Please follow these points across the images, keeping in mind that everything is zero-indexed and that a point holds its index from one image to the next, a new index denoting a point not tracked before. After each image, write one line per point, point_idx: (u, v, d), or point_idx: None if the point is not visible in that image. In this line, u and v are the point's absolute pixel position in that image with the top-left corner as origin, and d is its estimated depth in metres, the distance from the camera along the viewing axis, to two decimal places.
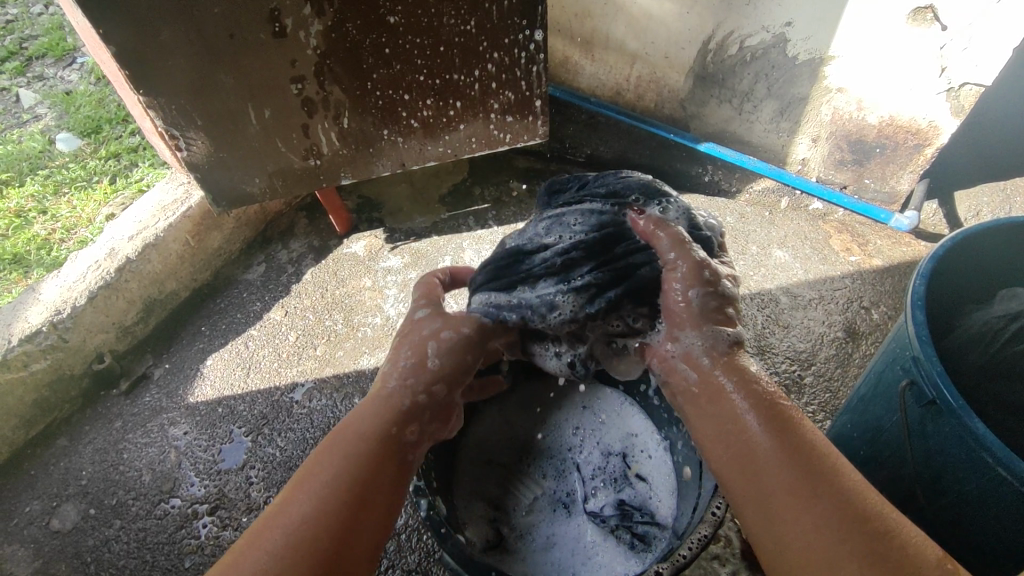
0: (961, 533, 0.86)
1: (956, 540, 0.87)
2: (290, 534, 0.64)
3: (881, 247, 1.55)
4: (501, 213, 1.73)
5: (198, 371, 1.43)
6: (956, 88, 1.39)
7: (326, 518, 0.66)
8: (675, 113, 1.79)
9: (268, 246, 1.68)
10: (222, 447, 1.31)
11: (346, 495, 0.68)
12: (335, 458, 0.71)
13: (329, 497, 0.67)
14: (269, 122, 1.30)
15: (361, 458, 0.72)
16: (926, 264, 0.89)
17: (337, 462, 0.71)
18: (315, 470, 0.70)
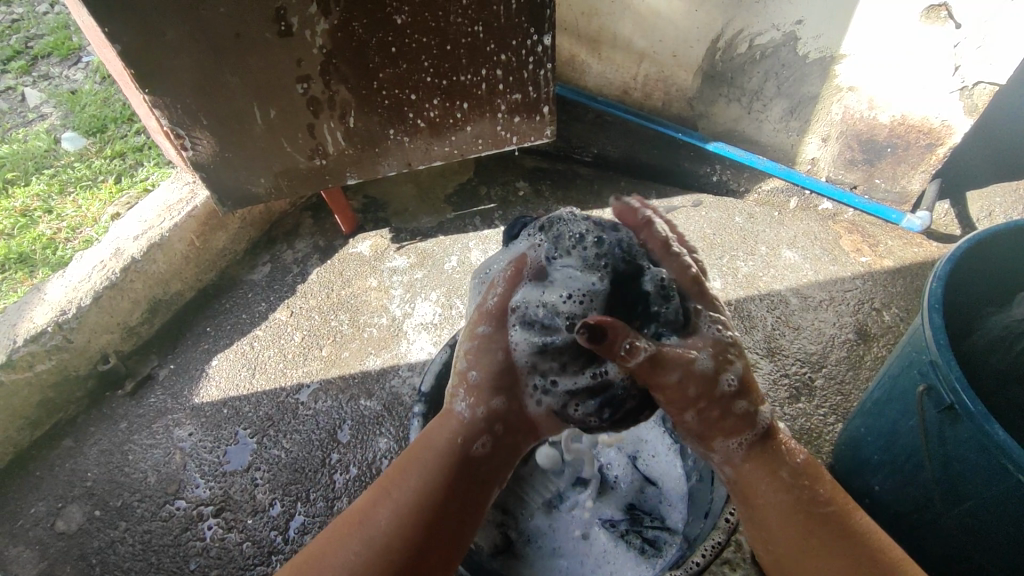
0: (978, 539, 0.84)
1: (974, 547, 0.86)
2: (367, 546, 0.66)
3: (893, 248, 1.53)
4: (508, 213, 1.71)
5: (204, 373, 1.43)
6: (969, 87, 1.38)
7: (397, 546, 0.67)
8: (683, 112, 1.78)
9: (273, 245, 1.67)
10: (227, 448, 1.30)
11: (417, 523, 0.68)
12: (405, 483, 0.71)
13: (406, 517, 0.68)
14: (275, 122, 1.29)
15: (431, 482, 0.71)
16: (944, 266, 0.87)
17: (408, 488, 0.70)
18: (393, 489, 0.71)
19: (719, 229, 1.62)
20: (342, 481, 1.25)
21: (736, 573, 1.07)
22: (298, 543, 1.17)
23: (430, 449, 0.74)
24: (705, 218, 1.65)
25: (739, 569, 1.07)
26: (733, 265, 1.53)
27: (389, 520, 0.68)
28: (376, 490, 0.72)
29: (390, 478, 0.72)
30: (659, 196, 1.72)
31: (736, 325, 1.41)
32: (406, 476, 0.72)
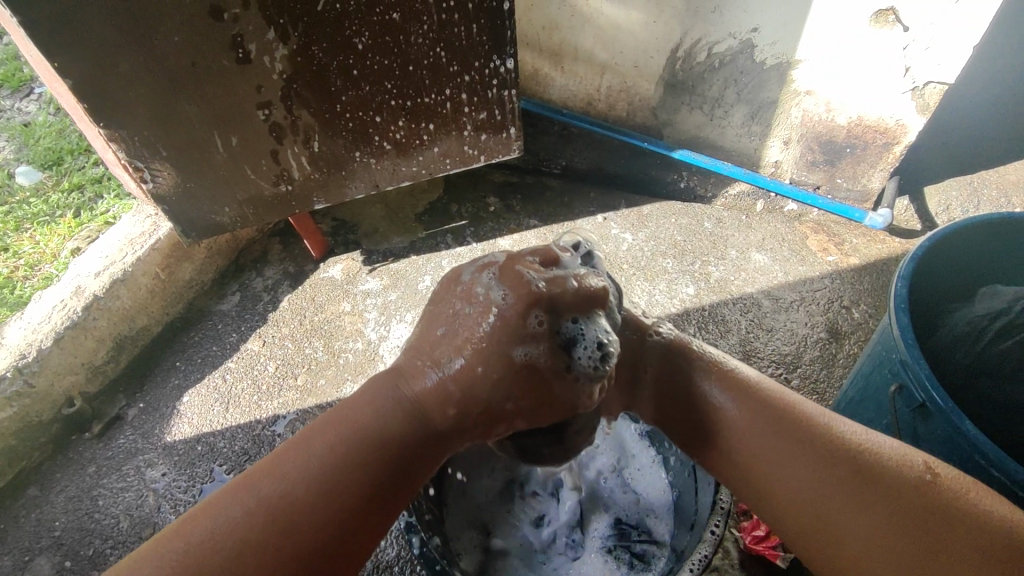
0: None
1: None
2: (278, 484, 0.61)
3: (858, 245, 1.56)
4: (480, 229, 1.70)
5: (174, 410, 1.38)
6: (920, 87, 1.42)
7: (293, 506, 0.60)
8: (648, 121, 1.80)
9: (242, 274, 1.64)
10: (203, 486, 1.26)
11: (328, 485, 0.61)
12: (319, 448, 0.63)
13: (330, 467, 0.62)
14: (237, 150, 1.27)
15: (348, 457, 0.62)
16: (908, 265, 0.89)
17: (318, 453, 0.62)
18: (316, 438, 0.64)
19: (689, 235, 1.63)
20: None
21: None
22: None
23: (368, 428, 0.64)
24: (676, 225, 1.66)
25: None
26: (704, 270, 1.55)
27: (295, 480, 0.61)
28: (294, 449, 0.64)
29: (305, 442, 0.64)
30: (629, 205, 1.74)
31: (712, 331, 1.42)
32: (328, 444, 0.63)
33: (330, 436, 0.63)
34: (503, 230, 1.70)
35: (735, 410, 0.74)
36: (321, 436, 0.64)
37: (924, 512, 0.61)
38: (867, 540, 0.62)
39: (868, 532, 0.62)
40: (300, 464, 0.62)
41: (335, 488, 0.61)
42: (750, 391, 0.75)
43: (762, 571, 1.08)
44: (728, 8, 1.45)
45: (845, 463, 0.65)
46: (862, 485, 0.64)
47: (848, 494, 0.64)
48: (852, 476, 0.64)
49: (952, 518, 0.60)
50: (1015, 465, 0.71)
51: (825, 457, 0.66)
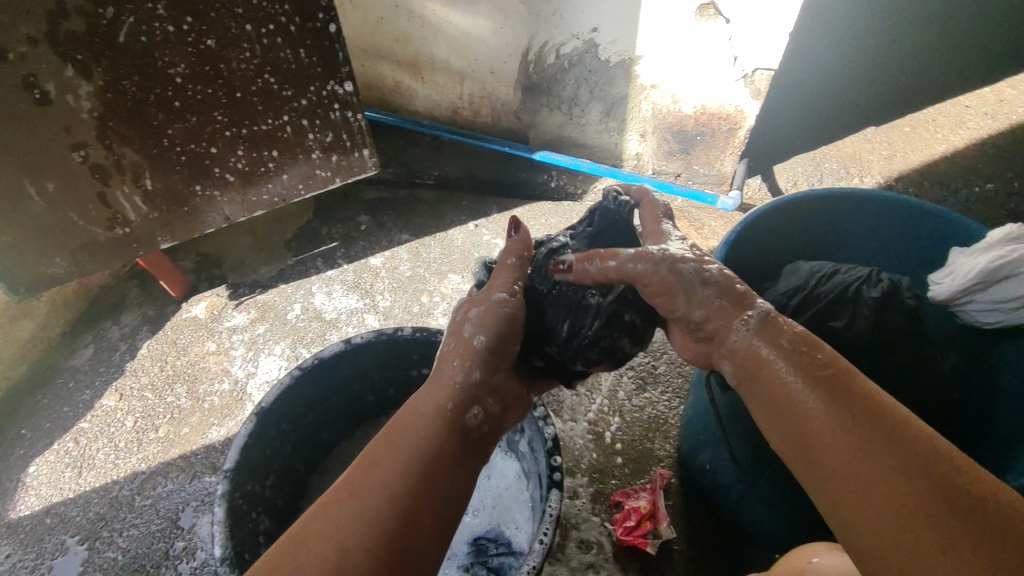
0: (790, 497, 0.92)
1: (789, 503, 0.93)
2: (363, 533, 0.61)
3: (716, 229, 1.65)
4: (351, 249, 1.67)
5: (20, 482, 1.28)
6: (750, 74, 1.48)
7: (345, 561, 0.58)
8: (512, 125, 1.82)
9: (96, 323, 1.52)
10: (54, 562, 1.17)
11: (375, 528, 0.61)
12: (383, 486, 0.65)
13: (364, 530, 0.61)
14: (56, 196, 1.18)
15: (412, 482, 0.66)
16: (721, 252, 0.93)
17: (404, 482, 0.66)
18: (361, 483, 0.65)
19: (560, 234, 1.66)
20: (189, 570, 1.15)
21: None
22: None
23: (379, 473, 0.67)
24: (546, 225, 1.68)
25: (603, 570, 1.10)
26: None
27: (346, 529, 0.61)
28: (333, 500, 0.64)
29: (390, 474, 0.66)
30: (501, 210, 1.74)
31: None
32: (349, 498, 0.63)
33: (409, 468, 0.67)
34: (375, 248, 1.67)
35: (810, 400, 0.67)
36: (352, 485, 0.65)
37: (948, 494, 0.56)
38: (878, 522, 0.58)
39: (873, 508, 0.58)
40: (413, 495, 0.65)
41: (378, 521, 0.62)
42: (767, 373, 0.73)
43: (634, 559, 1.11)
44: (567, 10, 1.47)
45: (870, 435, 0.61)
46: (890, 464, 0.59)
47: (875, 472, 0.60)
48: (910, 474, 0.58)
49: (982, 509, 0.55)
50: None
51: (871, 428, 0.62)
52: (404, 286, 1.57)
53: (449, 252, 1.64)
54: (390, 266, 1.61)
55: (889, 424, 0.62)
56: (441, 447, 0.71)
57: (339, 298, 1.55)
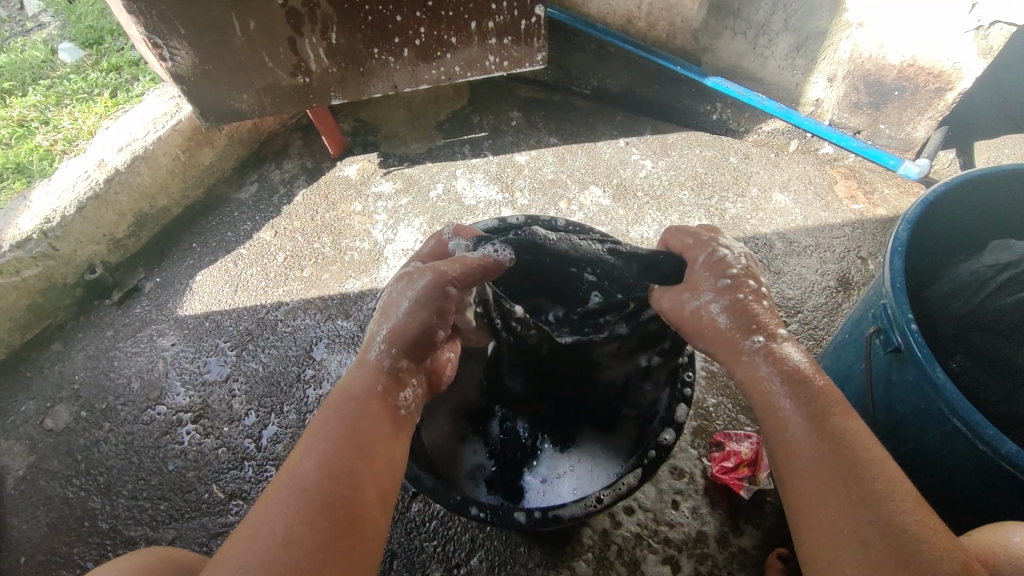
0: None
1: None
2: (298, 498, 0.60)
3: (888, 197, 1.49)
4: (498, 142, 1.67)
5: (188, 287, 1.46)
6: (985, 27, 1.25)
7: (287, 540, 0.57)
8: (686, 45, 1.61)
9: (262, 165, 1.66)
10: (208, 359, 1.35)
11: (303, 514, 0.59)
12: (297, 483, 0.61)
13: (302, 504, 0.59)
14: (255, 35, 1.24)
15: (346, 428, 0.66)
16: (915, 210, 0.82)
17: (338, 429, 0.66)
18: (312, 443, 0.64)
19: (712, 169, 1.58)
20: (315, 396, 1.29)
21: (686, 503, 1.12)
22: (271, 451, 1.22)
23: (345, 390, 0.71)
24: (700, 157, 1.61)
25: (689, 500, 1.12)
26: (721, 206, 1.51)
27: (290, 502, 0.59)
28: (247, 521, 0.59)
29: (282, 473, 0.62)
30: (654, 132, 1.67)
31: None
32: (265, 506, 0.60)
33: (327, 457, 0.63)
34: (522, 145, 1.66)
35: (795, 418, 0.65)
36: (278, 482, 0.61)
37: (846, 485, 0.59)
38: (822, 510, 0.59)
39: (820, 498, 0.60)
40: (294, 487, 0.60)
41: (286, 535, 0.57)
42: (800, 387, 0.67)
43: (722, 497, 1.12)
44: None
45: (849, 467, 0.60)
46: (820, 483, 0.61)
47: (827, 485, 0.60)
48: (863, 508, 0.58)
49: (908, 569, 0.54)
50: (979, 414, 0.69)
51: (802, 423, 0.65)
52: (544, 188, 1.57)
53: (595, 164, 1.61)
54: (533, 166, 1.62)
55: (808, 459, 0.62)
56: (372, 427, 0.68)
57: (480, 187, 1.58)
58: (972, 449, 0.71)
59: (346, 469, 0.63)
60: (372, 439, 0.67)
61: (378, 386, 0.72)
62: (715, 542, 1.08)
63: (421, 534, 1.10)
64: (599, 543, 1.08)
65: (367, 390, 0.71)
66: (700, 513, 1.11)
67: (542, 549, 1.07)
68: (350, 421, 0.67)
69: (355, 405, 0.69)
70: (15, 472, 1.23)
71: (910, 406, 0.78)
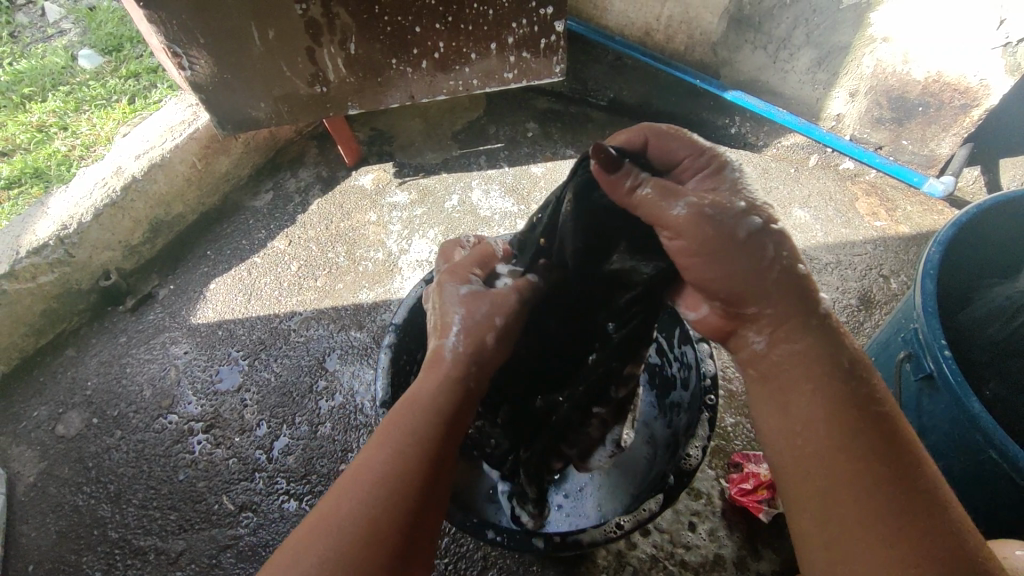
0: None
1: None
2: (342, 528, 0.54)
3: (910, 214, 1.46)
4: (514, 154, 1.66)
5: (201, 295, 1.45)
6: (1014, 43, 1.23)
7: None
8: (705, 58, 1.60)
9: (277, 173, 1.66)
10: (220, 368, 1.34)
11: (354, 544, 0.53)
12: (343, 512, 0.55)
13: (348, 535, 0.54)
14: (274, 44, 1.24)
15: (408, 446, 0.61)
16: (947, 231, 0.80)
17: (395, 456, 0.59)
18: (365, 459, 0.59)
19: None
20: (327, 407, 1.28)
21: (703, 525, 1.09)
22: (282, 463, 1.21)
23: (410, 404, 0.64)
24: None
25: (706, 521, 1.10)
26: None
27: (338, 536, 0.54)
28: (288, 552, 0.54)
29: (329, 498, 0.57)
30: None
31: None
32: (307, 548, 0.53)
33: (378, 477, 0.57)
34: (537, 157, 1.65)
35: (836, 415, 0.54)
36: (324, 508, 0.56)
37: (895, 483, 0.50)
38: (847, 508, 0.51)
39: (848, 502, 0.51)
40: (341, 509, 0.55)
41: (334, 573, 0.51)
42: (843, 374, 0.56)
43: (741, 520, 1.09)
44: None
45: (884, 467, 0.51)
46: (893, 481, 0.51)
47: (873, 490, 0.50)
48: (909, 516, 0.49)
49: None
50: (1017, 447, 0.65)
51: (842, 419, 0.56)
52: None
53: None
54: (549, 178, 1.61)
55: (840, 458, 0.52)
56: (426, 433, 0.61)
57: (496, 199, 1.57)
58: (1008, 482, 0.68)
59: (393, 490, 0.57)
60: (416, 441, 0.60)
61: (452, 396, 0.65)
62: (733, 566, 1.06)
63: (432, 551, 1.08)
64: (614, 565, 1.06)
65: (435, 403, 0.64)
66: (717, 536, 1.08)
67: (556, 569, 1.05)
68: (407, 428, 0.61)
69: (406, 413, 0.62)
70: (26, 479, 1.23)
71: (945, 436, 0.75)
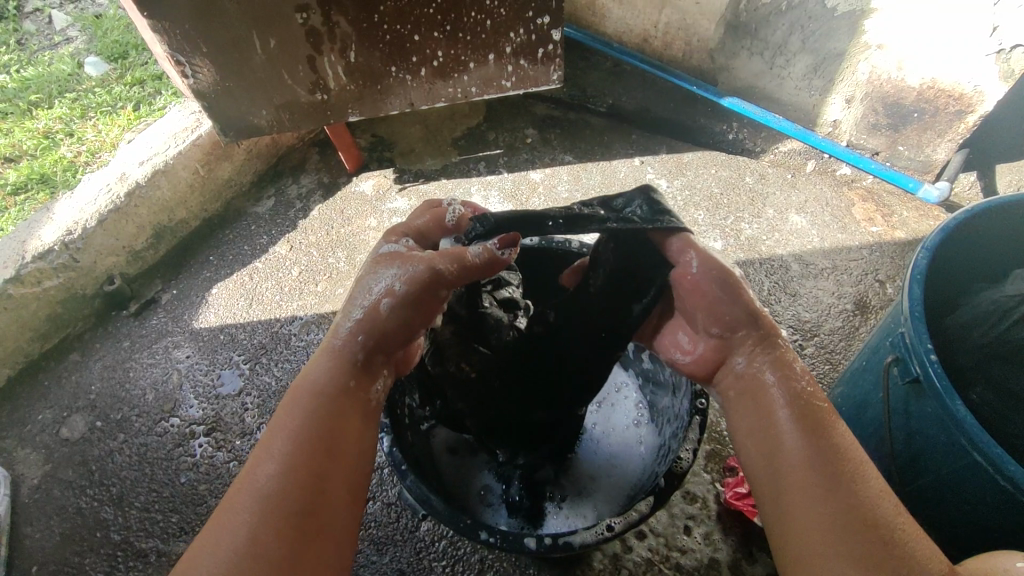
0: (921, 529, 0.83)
1: None
2: (257, 499, 0.55)
3: (907, 219, 1.47)
4: (513, 160, 1.68)
5: (204, 299, 1.47)
6: (1007, 50, 1.23)
7: (255, 547, 0.52)
8: (703, 65, 1.61)
9: (279, 179, 1.68)
10: (221, 372, 1.36)
11: (269, 514, 0.54)
12: (258, 486, 0.55)
13: (264, 507, 0.54)
14: (275, 53, 1.26)
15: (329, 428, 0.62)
16: (935, 237, 0.81)
17: (304, 425, 0.60)
18: (278, 428, 0.60)
19: (727, 189, 1.57)
20: None
21: (699, 529, 1.10)
22: None
23: (308, 388, 0.63)
24: (715, 177, 1.60)
25: (701, 525, 1.11)
26: (737, 226, 1.50)
27: (249, 507, 0.54)
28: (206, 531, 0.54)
29: (243, 472, 0.57)
30: (670, 151, 1.67)
31: None
32: (227, 513, 0.54)
33: (293, 446, 0.58)
34: (536, 163, 1.67)
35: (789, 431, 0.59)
36: (240, 480, 0.57)
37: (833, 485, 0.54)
38: (802, 513, 0.54)
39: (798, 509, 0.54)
40: (256, 481, 0.56)
41: (249, 545, 0.52)
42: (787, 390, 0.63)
43: (735, 524, 1.10)
44: None
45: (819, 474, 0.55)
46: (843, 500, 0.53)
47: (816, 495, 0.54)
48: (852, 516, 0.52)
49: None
50: (1001, 450, 0.67)
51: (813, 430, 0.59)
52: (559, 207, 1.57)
53: (610, 182, 1.61)
54: (548, 183, 1.62)
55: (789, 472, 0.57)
56: (338, 406, 0.63)
57: (494, 205, 1.58)
58: (994, 486, 0.69)
59: (314, 462, 0.58)
60: (337, 415, 0.62)
61: (354, 372, 0.66)
62: (727, 569, 1.06)
63: (430, 554, 1.10)
64: (610, 567, 1.07)
65: (338, 376, 0.65)
66: (712, 539, 1.09)
67: (552, 571, 1.06)
68: (318, 398, 0.63)
69: (323, 389, 0.64)
70: (30, 481, 1.25)
71: (932, 440, 0.76)
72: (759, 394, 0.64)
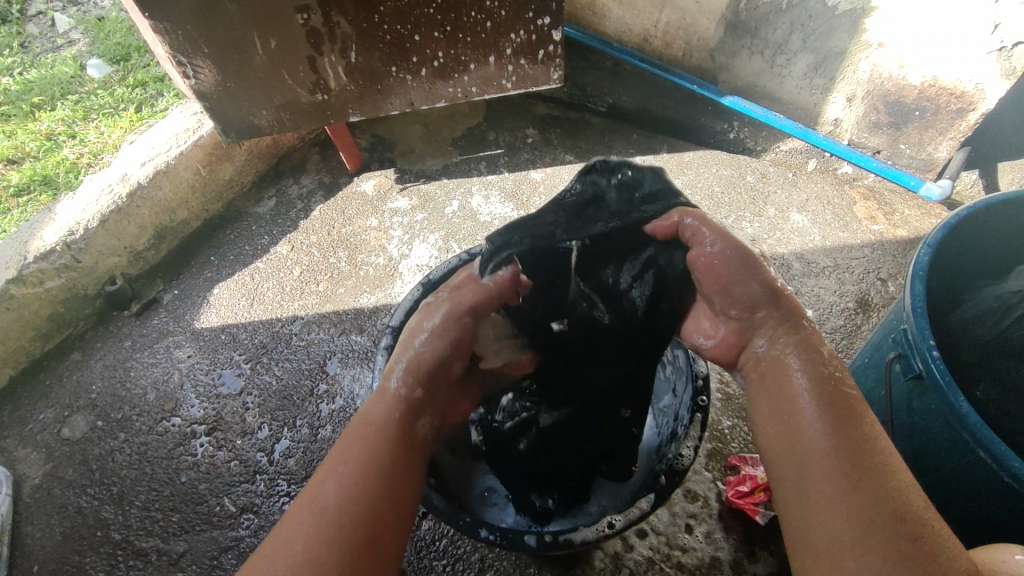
0: None
1: None
2: (320, 510, 0.60)
3: (909, 217, 1.47)
4: (514, 159, 1.68)
5: (205, 299, 1.47)
6: (1008, 48, 1.23)
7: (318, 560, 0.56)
8: (703, 64, 1.61)
9: (280, 180, 1.68)
10: (223, 371, 1.36)
11: (330, 528, 0.59)
12: (320, 501, 0.61)
13: (327, 522, 0.59)
14: (276, 54, 1.26)
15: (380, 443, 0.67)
16: (937, 233, 0.81)
17: (362, 447, 0.66)
18: (342, 450, 0.66)
19: (728, 188, 1.57)
20: (328, 410, 1.29)
21: (700, 528, 1.10)
22: (283, 465, 1.23)
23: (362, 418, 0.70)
24: (716, 176, 1.60)
25: (703, 524, 1.10)
26: (738, 225, 1.50)
27: (312, 522, 0.59)
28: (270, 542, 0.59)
29: (308, 488, 0.63)
30: (670, 150, 1.67)
31: None
32: (293, 523, 0.60)
33: (352, 469, 0.64)
34: (537, 162, 1.67)
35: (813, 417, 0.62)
36: (305, 495, 0.62)
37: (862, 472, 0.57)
38: (826, 497, 0.56)
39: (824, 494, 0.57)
40: (318, 497, 0.61)
41: (313, 557, 0.57)
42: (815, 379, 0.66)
43: (737, 522, 1.10)
44: None
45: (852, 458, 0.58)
46: (868, 490, 0.55)
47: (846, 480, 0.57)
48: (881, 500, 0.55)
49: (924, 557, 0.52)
50: (1003, 444, 0.67)
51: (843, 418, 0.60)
52: None
53: None
54: (549, 183, 1.62)
55: (820, 454, 0.59)
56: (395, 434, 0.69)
57: (495, 204, 1.58)
58: (996, 481, 0.69)
59: (372, 482, 0.63)
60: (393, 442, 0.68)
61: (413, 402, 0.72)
62: (729, 568, 1.06)
63: (431, 552, 1.09)
64: (611, 566, 1.06)
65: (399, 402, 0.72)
66: (714, 538, 1.09)
67: (552, 570, 1.06)
68: (379, 426, 0.69)
69: (382, 417, 0.70)
70: (32, 480, 1.25)
71: (935, 436, 0.76)
72: (782, 378, 0.67)
